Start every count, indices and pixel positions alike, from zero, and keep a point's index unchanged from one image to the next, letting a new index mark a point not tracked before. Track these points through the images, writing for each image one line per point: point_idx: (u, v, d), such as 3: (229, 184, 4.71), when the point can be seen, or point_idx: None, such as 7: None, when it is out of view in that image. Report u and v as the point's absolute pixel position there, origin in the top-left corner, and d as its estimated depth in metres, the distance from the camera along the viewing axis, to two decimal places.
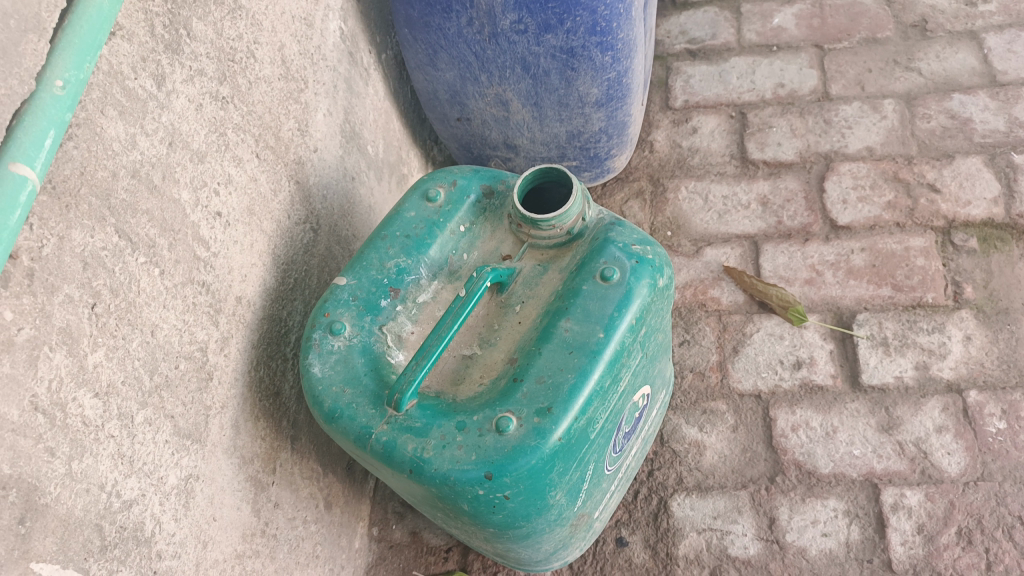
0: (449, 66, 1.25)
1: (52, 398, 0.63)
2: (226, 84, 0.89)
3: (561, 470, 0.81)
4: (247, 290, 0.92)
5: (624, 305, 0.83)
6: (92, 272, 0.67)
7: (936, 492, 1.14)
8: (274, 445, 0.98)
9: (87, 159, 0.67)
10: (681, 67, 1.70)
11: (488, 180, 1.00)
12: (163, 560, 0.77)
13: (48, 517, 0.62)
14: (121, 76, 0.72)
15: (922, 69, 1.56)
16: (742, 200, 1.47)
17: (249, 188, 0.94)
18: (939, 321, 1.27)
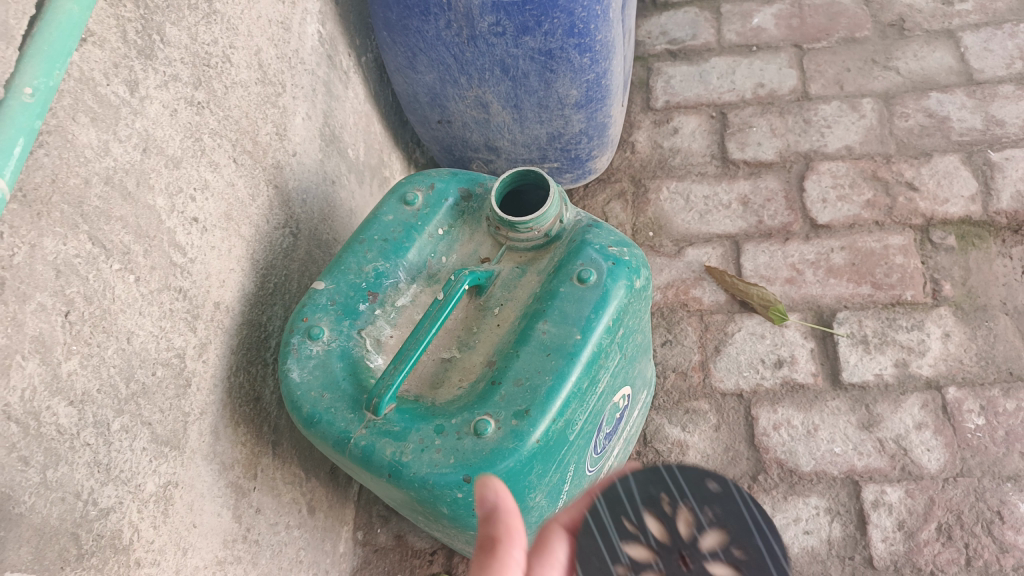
0: (428, 68, 1.25)
1: (26, 406, 0.62)
2: (201, 89, 0.89)
3: (540, 472, 0.81)
4: (224, 295, 0.92)
5: (601, 306, 0.84)
6: (65, 280, 0.67)
7: (916, 488, 1.15)
8: (255, 451, 0.98)
9: (59, 166, 0.67)
10: (661, 68, 1.71)
11: (466, 183, 1.00)
12: (142, 567, 0.76)
13: (23, 527, 0.62)
14: (93, 83, 0.71)
15: (900, 68, 1.57)
16: (723, 200, 1.48)
17: (226, 193, 0.93)
18: (918, 318, 1.29)
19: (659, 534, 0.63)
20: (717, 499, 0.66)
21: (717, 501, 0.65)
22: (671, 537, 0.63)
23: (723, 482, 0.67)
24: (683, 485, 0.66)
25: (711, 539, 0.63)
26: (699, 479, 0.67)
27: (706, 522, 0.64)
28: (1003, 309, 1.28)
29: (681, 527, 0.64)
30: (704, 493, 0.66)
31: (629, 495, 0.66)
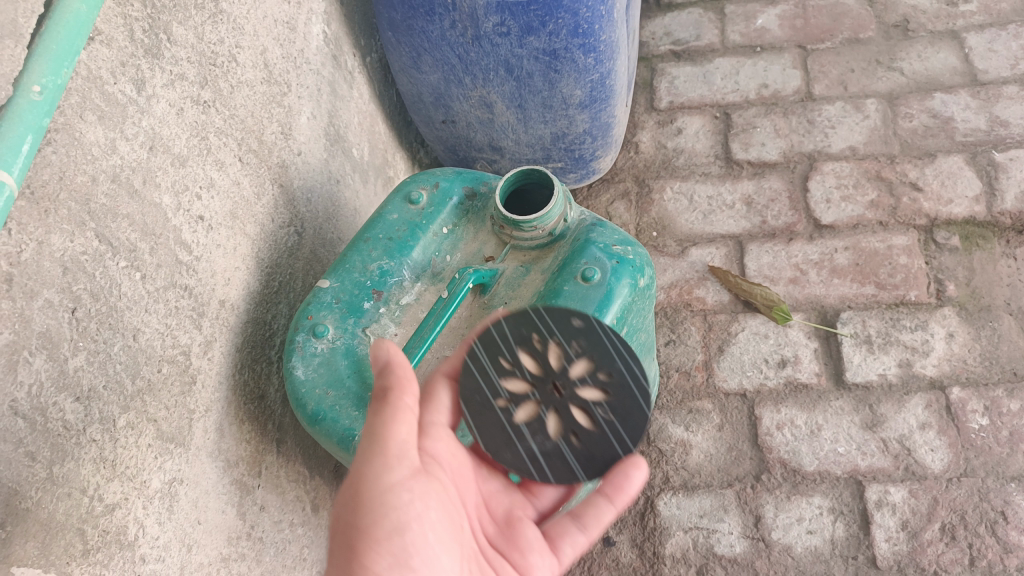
0: (433, 68, 1.25)
1: (32, 402, 0.63)
2: (207, 88, 0.89)
3: None
4: (230, 293, 0.93)
5: (604, 305, 0.84)
6: (72, 277, 0.68)
7: (920, 488, 1.15)
8: (260, 448, 0.98)
9: (66, 163, 0.67)
10: (665, 68, 1.71)
11: (470, 182, 1.01)
12: (148, 563, 0.77)
13: (29, 522, 0.62)
14: (100, 81, 0.72)
15: (904, 69, 1.57)
16: (727, 200, 1.48)
17: (232, 191, 0.94)
18: (922, 318, 1.28)
19: (534, 370, 0.79)
20: (581, 333, 0.80)
21: (583, 338, 0.80)
22: (544, 370, 0.78)
23: (586, 319, 0.81)
24: (552, 325, 0.81)
25: (579, 366, 0.79)
26: (567, 318, 0.81)
27: (574, 355, 0.79)
28: (1007, 309, 1.28)
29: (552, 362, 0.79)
30: (569, 330, 0.80)
31: (505, 338, 0.81)
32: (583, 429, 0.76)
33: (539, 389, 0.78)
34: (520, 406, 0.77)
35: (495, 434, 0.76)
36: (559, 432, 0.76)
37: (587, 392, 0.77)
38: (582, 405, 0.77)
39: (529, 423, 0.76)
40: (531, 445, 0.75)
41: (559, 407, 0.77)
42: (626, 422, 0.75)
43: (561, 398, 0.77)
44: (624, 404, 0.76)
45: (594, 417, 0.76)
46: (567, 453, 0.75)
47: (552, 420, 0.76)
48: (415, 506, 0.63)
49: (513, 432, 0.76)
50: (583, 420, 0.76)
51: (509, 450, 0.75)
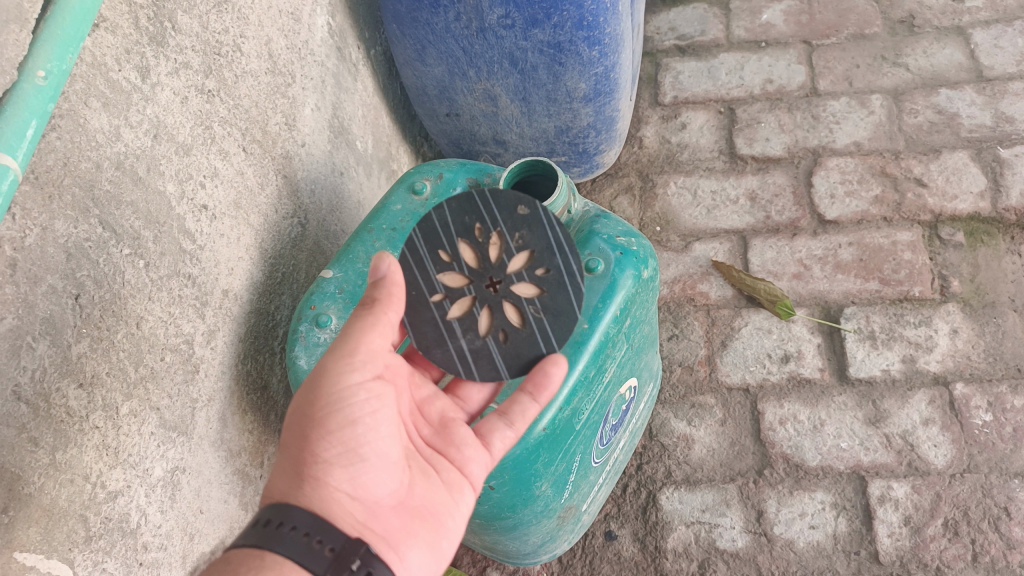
0: (437, 61, 1.25)
1: (36, 387, 0.63)
2: (211, 78, 0.89)
3: (546, 460, 0.82)
4: (233, 283, 0.92)
5: (609, 296, 0.84)
6: (76, 264, 0.68)
7: (922, 484, 1.15)
8: (262, 439, 0.98)
9: (71, 150, 0.67)
10: (670, 64, 1.71)
11: (475, 174, 1.00)
12: (150, 552, 0.77)
13: (31, 507, 0.63)
14: (105, 68, 0.72)
15: (909, 65, 1.57)
16: (731, 195, 1.48)
17: (236, 181, 0.94)
18: (926, 314, 1.28)
19: (472, 263, 0.81)
20: (524, 223, 0.81)
21: (528, 233, 0.81)
22: (481, 263, 0.81)
23: (532, 208, 0.81)
24: (496, 213, 0.81)
25: (519, 258, 0.81)
26: (511, 205, 0.81)
27: (514, 249, 0.81)
28: (1012, 305, 1.27)
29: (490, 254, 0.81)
30: (513, 220, 0.81)
31: (447, 225, 0.81)
32: (513, 326, 0.80)
33: (475, 283, 0.81)
34: (454, 300, 0.80)
35: (428, 331, 0.80)
36: (489, 325, 0.80)
37: (523, 288, 0.80)
38: (515, 302, 0.80)
39: (462, 314, 0.80)
40: (462, 341, 0.80)
41: (494, 302, 0.80)
42: (557, 318, 0.80)
43: (496, 292, 0.80)
44: (556, 301, 0.80)
45: (525, 315, 0.80)
46: (497, 347, 0.80)
47: (484, 314, 0.81)
48: (370, 405, 0.71)
49: (445, 328, 0.80)
50: (514, 317, 0.80)
51: (439, 347, 0.80)
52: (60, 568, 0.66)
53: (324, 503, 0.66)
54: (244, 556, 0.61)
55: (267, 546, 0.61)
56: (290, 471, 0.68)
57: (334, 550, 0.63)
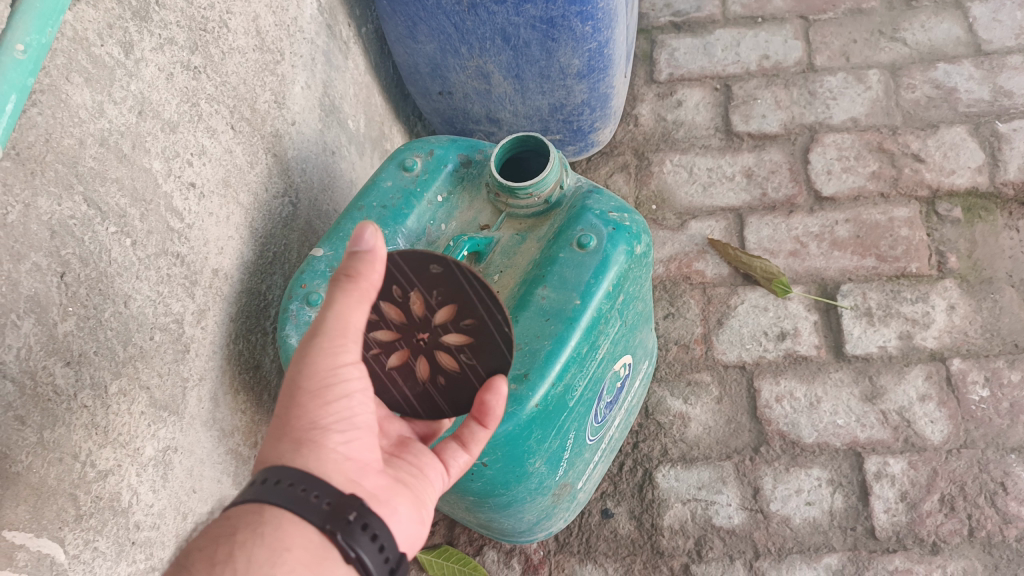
0: (429, 38, 1.23)
1: (21, 365, 0.62)
2: (198, 54, 0.88)
3: (539, 437, 0.81)
4: (223, 263, 0.92)
5: (601, 271, 0.83)
6: (60, 241, 0.67)
7: (919, 459, 1.15)
8: (255, 419, 0.98)
9: (52, 126, 0.66)
10: (666, 40, 1.69)
11: (466, 150, 0.99)
12: (142, 531, 0.77)
13: (19, 486, 0.62)
14: (86, 43, 0.70)
15: (907, 40, 1.55)
16: (727, 172, 1.46)
17: (225, 159, 0.93)
18: (923, 291, 1.27)
19: (395, 319, 0.74)
20: (439, 280, 0.72)
21: (443, 291, 0.73)
22: (404, 318, 0.74)
23: (444, 265, 0.71)
24: (407, 271, 0.72)
25: (443, 312, 0.74)
26: (423, 263, 0.72)
27: (433, 305, 0.73)
28: (1009, 281, 1.26)
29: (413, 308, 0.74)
30: (427, 278, 0.72)
31: None
32: (448, 371, 0.76)
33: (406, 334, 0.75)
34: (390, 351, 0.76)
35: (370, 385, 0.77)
36: (426, 372, 0.77)
37: (451, 338, 0.75)
38: (445, 350, 0.76)
39: (400, 368, 0.77)
40: (404, 391, 0.77)
41: (428, 349, 0.76)
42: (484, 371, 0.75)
43: (427, 342, 0.76)
44: (484, 349, 0.74)
45: (457, 360, 0.75)
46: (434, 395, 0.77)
47: (422, 362, 0.76)
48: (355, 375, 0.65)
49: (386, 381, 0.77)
50: (447, 363, 0.76)
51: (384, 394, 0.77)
52: (51, 546, 0.65)
53: (320, 463, 0.61)
54: (244, 513, 0.58)
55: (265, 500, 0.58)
56: (281, 433, 0.63)
57: (330, 503, 0.59)
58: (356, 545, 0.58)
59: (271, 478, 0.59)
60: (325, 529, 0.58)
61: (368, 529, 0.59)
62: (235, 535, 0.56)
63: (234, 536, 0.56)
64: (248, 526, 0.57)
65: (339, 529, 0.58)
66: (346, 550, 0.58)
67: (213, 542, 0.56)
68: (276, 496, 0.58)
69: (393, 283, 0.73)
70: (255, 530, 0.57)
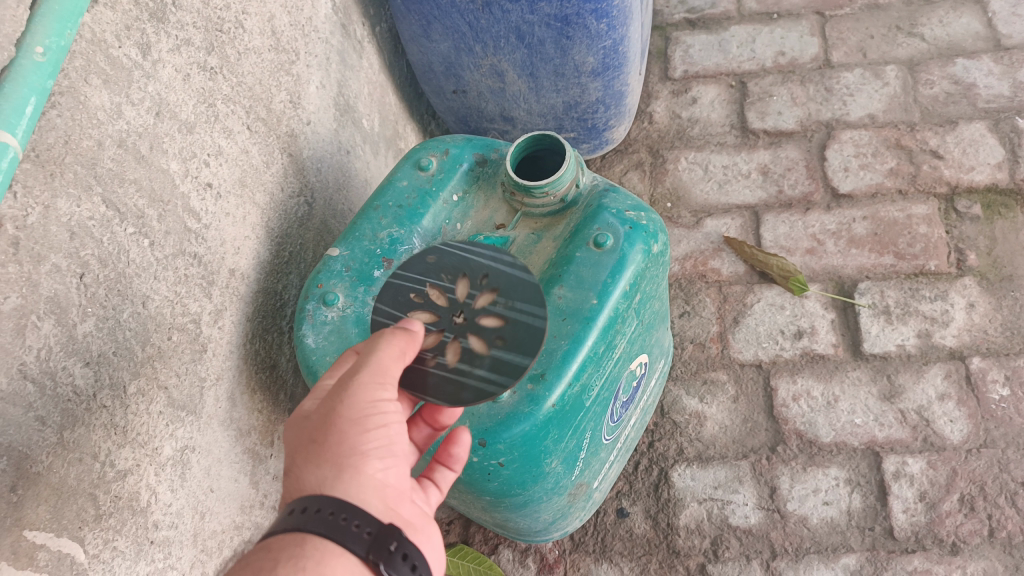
0: (443, 37, 1.23)
1: (42, 366, 0.63)
2: (214, 55, 0.88)
3: (556, 437, 0.81)
4: (240, 263, 0.92)
5: (618, 271, 0.82)
6: (79, 242, 0.67)
7: (938, 459, 1.14)
8: (272, 418, 0.98)
9: (71, 127, 0.66)
10: (680, 37, 1.68)
11: (481, 149, 0.99)
12: (160, 530, 0.77)
13: (40, 485, 0.63)
14: (105, 45, 0.71)
15: (925, 35, 1.54)
16: (743, 169, 1.46)
17: (241, 159, 0.93)
18: (942, 289, 1.26)
19: (444, 299, 0.77)
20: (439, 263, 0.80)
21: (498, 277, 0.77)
22: (436, 315, 0.76)
23: (436, 252, 0.81)
24: (414, 278, 0.79)
25: (461, 283, 0.78)
26: (420, 263, 0.81)
27: (450, 282, 0.78)
28: None
29: (438, 300, 0.77)
30: (433, 268, 0.80)
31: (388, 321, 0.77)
32: (501, 329, 0.74)
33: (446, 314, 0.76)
34: (443, 352, 0.74)
35: (441, 387, 0.71)
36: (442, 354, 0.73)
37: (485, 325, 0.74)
38: (485, 313, 0.75)
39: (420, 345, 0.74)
40: (477, 372, 0.71)
41: (464, 334, 0.74)
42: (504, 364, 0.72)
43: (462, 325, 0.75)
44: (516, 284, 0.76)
45: (501, 312, 0.75)
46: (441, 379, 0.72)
47: (473, 337, 0.74)
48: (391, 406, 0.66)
49: (457, 374, 0.72)
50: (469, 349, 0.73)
51: (463, 390, 0.71)
52: (71, 546, 0.66)
53: (360, 490, 0.60)
54: (284, 545, 0.56)
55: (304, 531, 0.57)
56: (317, 460, 0.61)
57: (370, 533, 0.58)
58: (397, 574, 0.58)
59: (312, 508, 0.58)
60: (369, 558, 0.57)
61: (408, 558, 0.59)
62: (277, 569, 0.55)
63: (276, 569, 0.55)
64: (291, 558, 0.56)
65: (382, 559, 0.58)
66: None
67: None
68: (316, 526, 0.57)
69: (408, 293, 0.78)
70: (298, 563, 0.55)
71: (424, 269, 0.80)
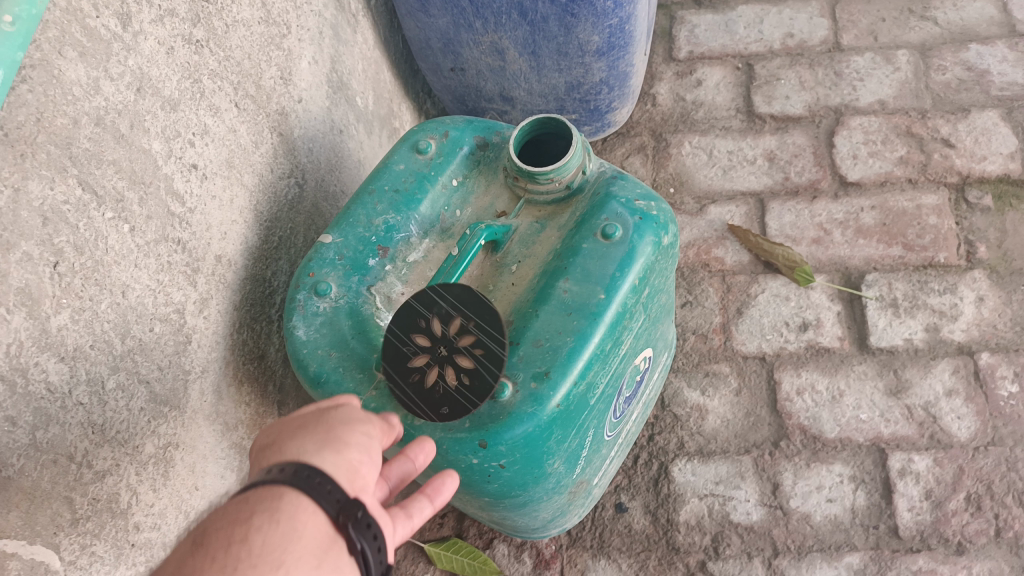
0: (441, 12, 1.18)
1: (12, 363, 0.58)
2: (200, 27, 0.82)
3: (559, 438, 0.77)
4: (227, 248, 0.87)
5: (626, 264, 0.78)
6: (53, 229, 0.62)
7: (944, 457, 1.11)
8: (260, 411, 0.94)
9: (44, 104, 0.61)
10: (685, 17, 1.63)
11: (482, 132, 0.94)
12: (142, 532, 0.73)
13: (10, 490, 0.58)
14: (81, 14, 0.65)
15: (938, 19, 1.49)
16: (748, 155, 1.41)
17: (228, 139, 0.88)
18: (951, 282, 1.23)
19: (430, 373, 0.73)
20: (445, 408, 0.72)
21: (420, 314, 0.75)
22: (450, 366, 0.73)
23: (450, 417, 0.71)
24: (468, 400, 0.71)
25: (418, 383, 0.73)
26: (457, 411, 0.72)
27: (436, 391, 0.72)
28: None
29: (449, 376, 0.73)
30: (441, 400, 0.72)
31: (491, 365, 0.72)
32: (418, 334, 0.74)
33: (435, 358, 0.73)
34: (455, 328, 0.74)
35: (472, 304, 0.75)
36: (468, 361, 0.72)
37: (455, 330, 0.74)
38: (422, 351, 0.74)
39: (460, 385, 0.72)
40: (442, 305, 0.75)
41: (438, 341, 0.74)
42: (487, 315, 0.74)
43: (445, 348, 0.74)
44: (393, 350, 0.75)
45: (412, 341, 0.74)
46: (488, 359, 0.72)
47: (428, 342, 0.74)
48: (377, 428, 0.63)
49: (451, 308, 0.75)
50: (469, 340, 0.73)
51: (456, 294, 0.75)
52: (45, 554, 0.62)
53: (337, 465, 0.56)
54: (262, 496, 0.52)
55: (280, 488, 0.53)
56: (301, 440, 0.58)
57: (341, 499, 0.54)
58: (363, 540, 0.53)
59: (290, 469, 0.54)
60: (338, 519, 0.53)
61: (373, 528, 0.54)
62: (251, 518, 0.50)
63: (250, 518, 0.50)
64: (266, 509, 0.51)
65: (351, 524, 0.53)
66: (354, 544, 0.53)
67: (228, 524, 0.50)
68: (293, 484, 0.53)
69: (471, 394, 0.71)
70: (273, 513, 0.50)
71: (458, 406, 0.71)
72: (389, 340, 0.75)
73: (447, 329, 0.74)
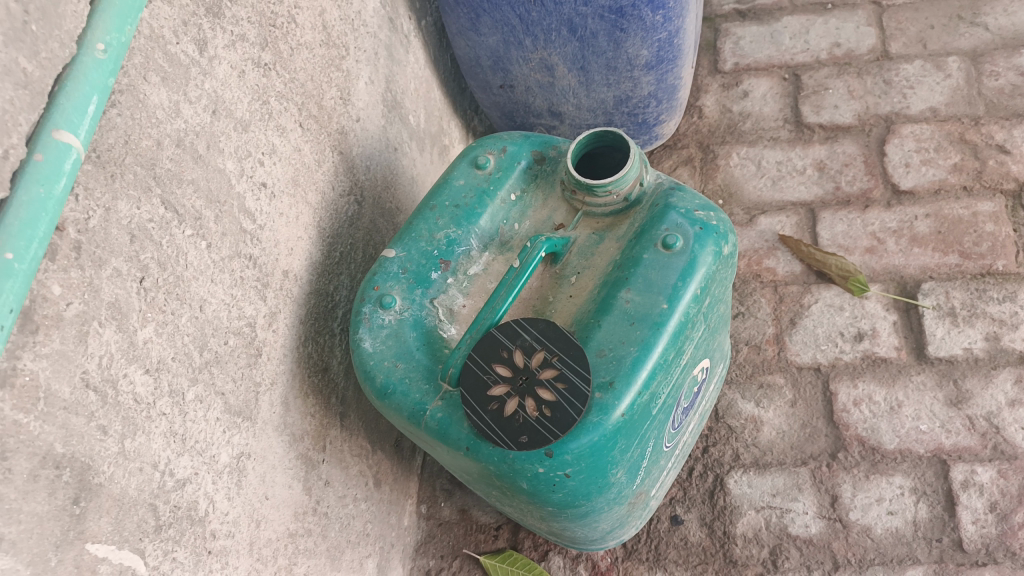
0: (492, 30, 1.20)
1: (103, 374, 0.60)
2: (267, 50, 0.86)
3: (622, 447, 0.77)
4: (293, 264, 0.90)
5: (688, 274, 0.79)
6: (140, 245, 0.65)
7: (1009, 468, 1.09)
8: (324, 423, 0.96)
9: (131, 127, 0.64)
10: (730, 29, 1.64)
11: (539, 146, 0.96)
12: (218, 539, 0.75)
13: (102, 497, 0.60)
14: (162, 41, 0.68)
15: (989, 25, 1.48)
16: (798, 165, 1.41)
17: (294, 158, 0.91)
18: (1010, 290, 1.21)
19: (511, 402, 0.75)
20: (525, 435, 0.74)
21: (503, 344, 0.77)
22: (533, 398, 0.74)
23: (528, 446, 0.73)
24: (548, 430, 0.73)
25: (499, 411, 0.75)
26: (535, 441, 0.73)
27: (517, 418, 0.74)
28: None
29: (530, 406, 0.74)
30: (521, 429, 0.74)
31: (573, 399, 0.73)
32: (501, 365, 0.76)
33: (516, 388, 0.75)
34: (540, 363, 0.75)
35: (557, 339, 0.76)
36: (551, 394, 0.74)
37: (538, 363, 0.75)
38: (504, 380, 0.75)
39: (540, 416, 0.74)
40: (527, 337, 0.77)
41: (520, 372, 0.76)
42: (570, 350, 0.75)
43: (527, 379, 0.75)
44: (476, 378, 0.76)
45: (496, 371, 0.76)
46: (569, 395, 0.73)
47: (509, 373, 0.76)
48: None
49: (536, 341, 0.77)
50: (551, 374, 0.74)
51: (542, 328, 0.77)
52: (132, 559, 0.63)
53: None
54: None
55: None
56: None
57: None
58: None
59: None
60: None
61: None
62: None
63: None
64: None
65: None
66: None
67: None
68: None
69: (551, 424, 0.73)
70: None
71: (538, 435, 0.73)
72: (470, 369, 0.77)
73: (529, 361, 0.76)
